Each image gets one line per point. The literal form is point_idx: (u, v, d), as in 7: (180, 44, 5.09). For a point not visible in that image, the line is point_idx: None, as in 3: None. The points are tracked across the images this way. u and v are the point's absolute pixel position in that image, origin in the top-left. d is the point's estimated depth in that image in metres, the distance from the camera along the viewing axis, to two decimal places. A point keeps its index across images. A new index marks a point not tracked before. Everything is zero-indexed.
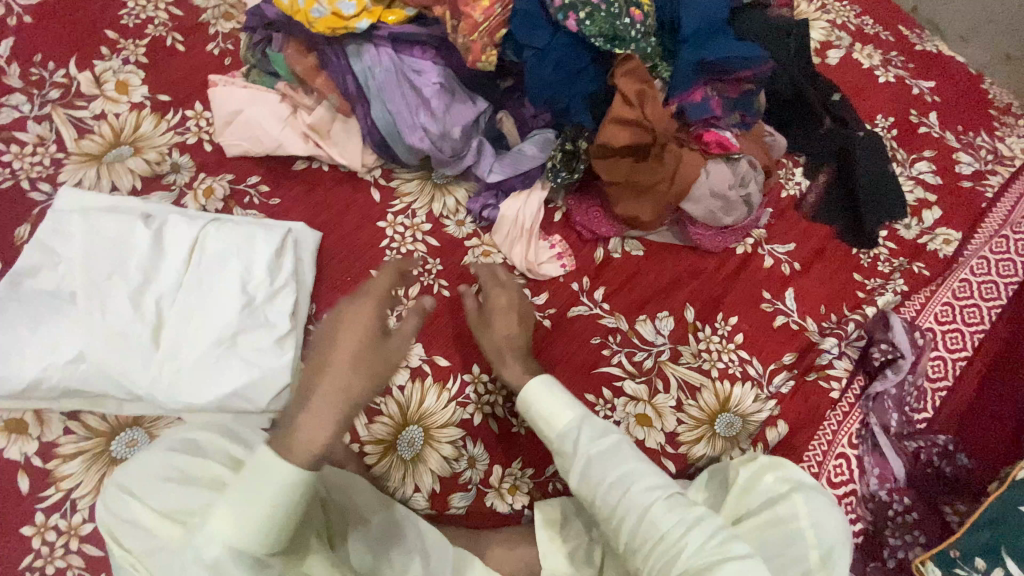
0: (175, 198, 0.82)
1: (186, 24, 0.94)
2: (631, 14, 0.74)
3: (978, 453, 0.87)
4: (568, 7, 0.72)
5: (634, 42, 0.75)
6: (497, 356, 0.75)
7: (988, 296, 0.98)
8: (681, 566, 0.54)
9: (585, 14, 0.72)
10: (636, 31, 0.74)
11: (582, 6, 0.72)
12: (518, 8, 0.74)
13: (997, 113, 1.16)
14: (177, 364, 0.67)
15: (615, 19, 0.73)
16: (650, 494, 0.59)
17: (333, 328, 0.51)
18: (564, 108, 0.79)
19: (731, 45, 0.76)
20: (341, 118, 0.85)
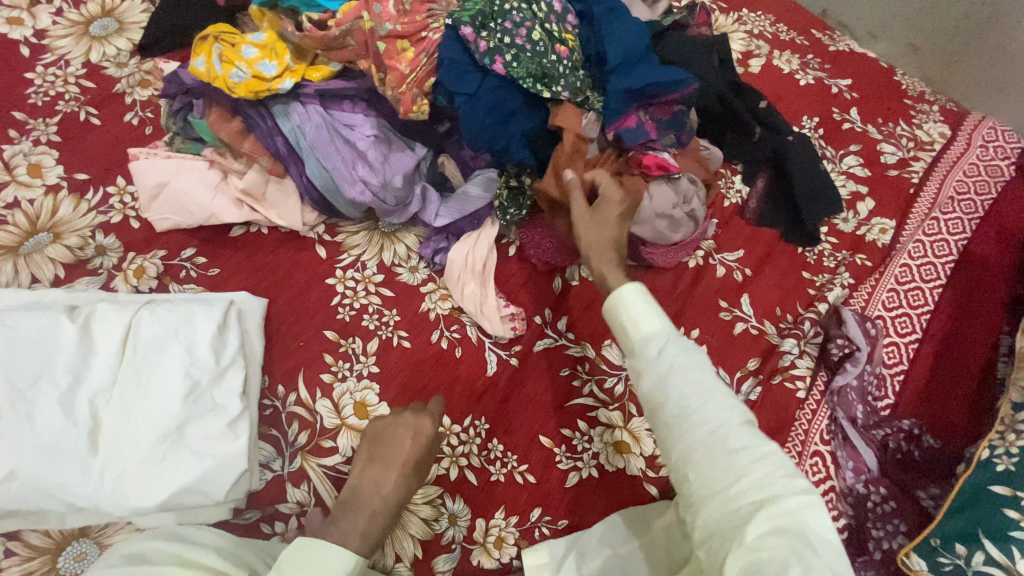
0: (106, 283, 0.77)
1: (100, 96, 0.90)
2: (557, 52, 0.75)
3: (942, 432, 0.90)
4: (492, 52, 0.73)
5: (562, 78, 0.75)
6: (601, 251, 0.72)
7: (928, 277, 1.02)
8: (738, 492, 0.48)
9: (510, 57, 0.73)
10: (563, 68, 0.75)
11: (507, 49, 0.73)
12: (444, 57, 0.74)
13: (911, 102, 1.23)
14: (121, 466, 0.62)
15: (540, 59, 0.74)
16: (728, 412, 0.52)
17: (378, 454, 0.65)
18: (503, 148, 0.78)
19: (658, 70, 0.77)
20: (275, 179, 0.82)
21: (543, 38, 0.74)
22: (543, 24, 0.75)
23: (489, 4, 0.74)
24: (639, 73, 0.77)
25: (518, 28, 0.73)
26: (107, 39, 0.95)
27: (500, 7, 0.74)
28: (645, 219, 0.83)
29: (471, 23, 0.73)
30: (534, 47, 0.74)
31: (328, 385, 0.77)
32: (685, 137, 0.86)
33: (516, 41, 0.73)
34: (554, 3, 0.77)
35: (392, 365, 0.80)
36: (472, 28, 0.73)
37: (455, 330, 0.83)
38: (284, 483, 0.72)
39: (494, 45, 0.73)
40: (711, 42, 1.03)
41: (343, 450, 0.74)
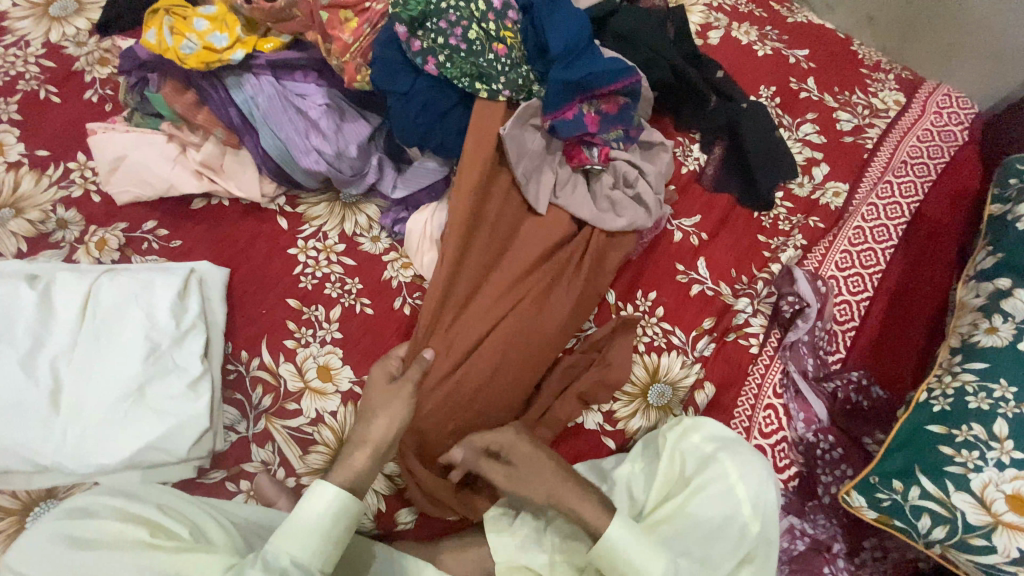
0: (68, 255, 0.78)
1: (59, 75, 0.91)
2: (494, 50, 0.76)
3: (889, 383, 0.94)
4: (426, 53, 0.76)
5: (502, 76, 0.77)
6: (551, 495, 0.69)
7: (880, 238, 1.06)
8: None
9: (444, 57, 0.76)
10: (500, 66, 0.77)
11: (440, 50, 0.76)
12: (376, 59, 0.77)
13: (867, 71, 1.26)
14: (83, 426, 0.64)
15: (476, 59, 0.76)
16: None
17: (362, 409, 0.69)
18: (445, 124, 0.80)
19: (602, 70, 0.78)
20: (231, 151, 0.83)
21: (480, 37, 0.76)
22: (480, 22, 0.77)
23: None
24: (580, 70, 0.77)
25: (453, 27, 0.75)
26: (66, 19, 0.96)
27: (437, 5, 0.75)
28: (581, 203, 0.84)
29: (409, 23, 0.75)
30: (470, 46, 0.76)
31: (291, 350, 0.79)
32: (632, 133, 0.88)
33: (450, 42, 0.75)
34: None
35: (353, 330, 0.82)
36: (407, 26, 0.75)
37: (417, 297, 0.85)
38: (248, 444, 0.74)
39: (429, 46, 0.76)
40: (665, 13, 1.05)
41: (306, 412, 0.76)
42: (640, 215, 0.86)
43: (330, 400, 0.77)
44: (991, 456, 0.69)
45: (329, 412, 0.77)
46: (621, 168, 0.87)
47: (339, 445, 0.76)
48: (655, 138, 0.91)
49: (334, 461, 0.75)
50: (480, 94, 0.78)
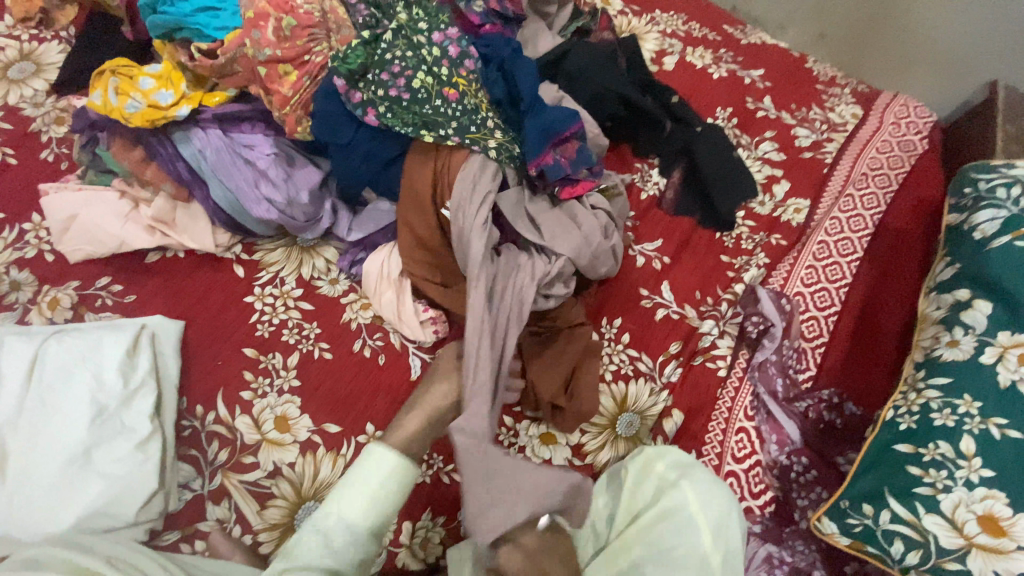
0: (21, 317, 0.78)
1: (17, 136, 0.92)
2: (442, 96, 0.78)
3: (862, 398, 0.92)
4: (365, 104, 0.77)
5: (451, 121, 0.78)
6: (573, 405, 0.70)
7: (845, 252, 1.06)
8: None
9: (385, 107, 0.77)
10: (449, 113, 0.78)
11: (380, 101, 0.77)
12: (315, 113, 0.78)
13: (823, 86, 1.28)
14: (26, 496, 0.62)
15: (420, 107, 0.78)
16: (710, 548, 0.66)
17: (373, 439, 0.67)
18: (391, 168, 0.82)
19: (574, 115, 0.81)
20: (183, 204, 0.83)
21: (426, 85, 0.78)
22: (431, 69, 0.78)
23: (372, 50, 0.77)
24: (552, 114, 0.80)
25: (396, 77, 0.77)
26: (24, 81, 0.97)
27: (381, 56, 0.77)
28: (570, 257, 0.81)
29: (348, 75, 0.76)
30: (415, 95, 0.78)
31: (248, 402, 0.78)
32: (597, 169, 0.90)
33: (391, 92, 0.77)
34: (450, 48, 0.80)
35: (311, 376, 0.81)
36: (345, 79, 0.76)
37: (377, 338, 0.85)
38: (204, 501, 0.72)
39: (368, 97, 0.77)
40: (615, 44, 1.07)
41: (264, 465, 0.75)
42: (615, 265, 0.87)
43: (288, 451, 0.76)
44: (959, 475, 0.68)
45: (286, 463, 0.75)
46: (594, 198, 0.87)
47: (298, 497, 0.74)
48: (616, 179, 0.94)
49: (293, 514, 0.73)
50: (426, 139, 0.78)
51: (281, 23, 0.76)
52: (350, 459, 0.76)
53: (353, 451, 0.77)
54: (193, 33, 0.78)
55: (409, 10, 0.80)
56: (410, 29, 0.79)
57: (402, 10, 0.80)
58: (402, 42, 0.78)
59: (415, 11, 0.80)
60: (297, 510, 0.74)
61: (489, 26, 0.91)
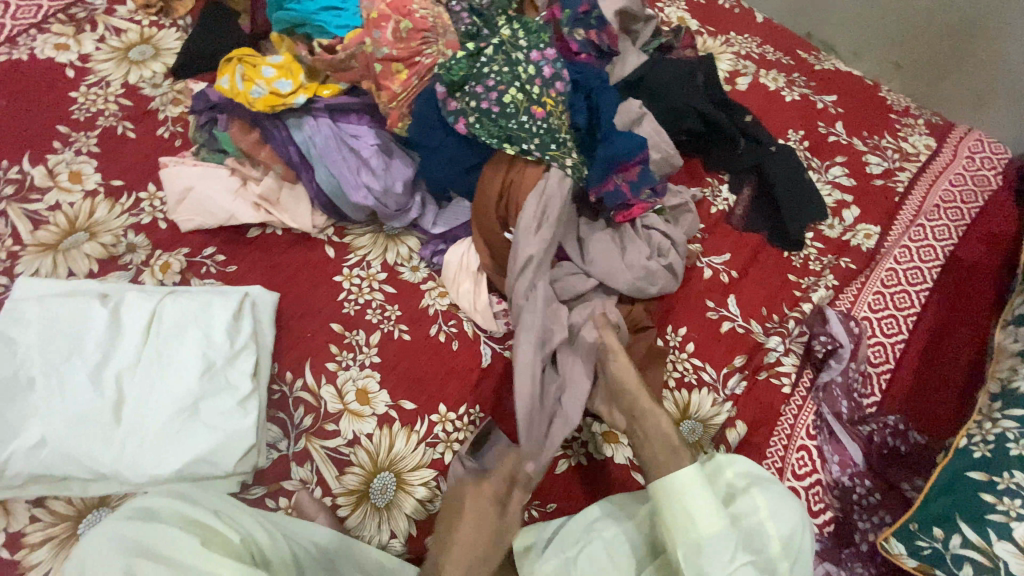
0: (133, 277, 0.84)
1: (136, 113, 0.99)
2: (529, 114, 0.81)
3: (926, 428, 0.92)
4: (458, 113, 0.82)
5: (530, 137, 0.82)
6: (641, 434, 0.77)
7: (914, 281, 1.05)
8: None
9: (474, 119, 0.82)
10: (533, 130, 0.82)
11: (470, 112, 0.82)
12: (417, 116, 0.83)
13: (897, 116, 1.28)
14: (139, 438, 0.68)
15: (506, 122, 0.81)
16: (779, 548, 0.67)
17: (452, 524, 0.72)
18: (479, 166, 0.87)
19: (639, 145, 0.86)
20: (288, 185, 0.89)
21: (516, 101, 0.81)
22: (524, 86, 0.82)
23: (473, 63, 0.82)
24: (619, 145, 0.85)
25: (489, 91, 0.81)
26: (144, 63, 1.06)
27: (479, 70, 0.81)
28: (615, 280, 0.87)
29: (449, 85, 0.81)
30: (503, 109, 0.81)
31: (333, 373, 0.82)
32: (659, 188, 0.93)
33: (482, 105, 0.81)
34: (544, 68, 0.83)
35: (391, 355, 0.85)
36: (446, 87, 0.81)
37: (452, 325, 0.88)
38: (289, 462, 0.77)
39: (461, 106, 0.82)
40: (696, 63, 1.09)
41: (344, 433, 0.79)
42: (670, 282, 0.90)
43: (367, 423, 0.80)
44: None
45: (365, 434, 0.79)
46: (650, 219, 0.91)
47: (373, 467, 0.78)
48: (682, 199, 0.97)
49: (368, 482, 0.77)
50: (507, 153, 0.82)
51: (400, 26, 0.82)
52: (423, 436, 0.80)
53: (426, 428, 0.81)
54: (316, 29, 0.86)
55: (515, 29, 0.85)
56: (510, 46, 0.83)
57: (507, 30, 0.85)
58: (501, 58, 0.82)
59: (518, 31, 0.85)
60: (373, 480, 0.77)
61: (585, 55, 0.96)
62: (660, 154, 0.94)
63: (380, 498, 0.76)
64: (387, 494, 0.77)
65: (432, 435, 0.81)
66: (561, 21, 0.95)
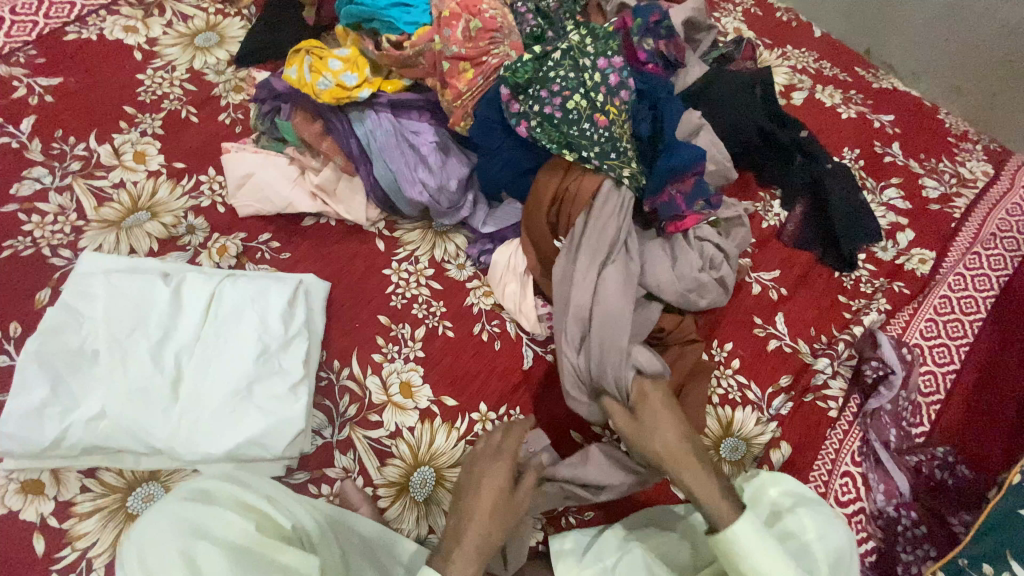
0: (191, 258, 0.86)
1: (199, 98, 1.02)
2: (592, 120, 0.81)
3: (979, 462, 0.89)
4: (520, 115, 0.82)
5: (590, 144, 0.81)
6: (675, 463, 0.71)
7: (969, 310, 1.02)
8: None
9: (536, 123, 0.82)
10: (593, 138, 0.81)
11: (533, 116, 0.82)
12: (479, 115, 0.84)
13: (956, 140, 1.24)
14: (194, 416, 0.69)
15: (568, 127, 0.81)
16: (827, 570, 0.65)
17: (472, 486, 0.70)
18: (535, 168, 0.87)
19: (698, 157, 0.82)
20: (347, 177, 0.90)
21: (579, 108, 0.81)
22: (588, 92, 0.82)
23: (539, 65, 0.82)
24: (684, 157, 0.82)
25: (554, 96, 0.81)
26: (209, 49, 1.08)
27: (545, 74, 0.82)
28: (661, 292, 0.85)
29: (512, 86, 0.82)
30: (566, 115, 0.81)
31: (379, 364, 0.83)
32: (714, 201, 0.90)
33: (546, 109, 0.81)
34: (611, 76, 0.82)
35: (436, 351, 0.85)
36: (510, 89, 0.82)
37: (496, 325, 0.88)
38: (332, 450, 0.78)
39: (525, 109, 0.82)
40: (755, 75, 1.07)
41: (387, 425, 0.79)
42: (720, 296, 0.88)
43: (410, 416, 0.80)
44: None
45: (408, 428, 0.80)
46: (702, 231, 0.89)
47: (414, 460, 0.78)
48: (735, 212, 0.95)
49: (408, 476, 0.78)
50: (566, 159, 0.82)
51: (469, 25, 0.83)
52: (464, 433, 0.80)
53: (467, 426, 0.81)
54: (383, 24, 0.86)
55: (584, 35, 0.85)
56: (578, 52, 0.83)
57: (575, 34, 0.84)
58: (569, 63, 0.82)
59: (586, 37, 0.85)
60: (413, 474, 0.78)
61: (653, 65, 0.94)
62: (717, 166, 0.93)
63: (420, 492, 0.77)
64: (426, 488, 0.77)
65: (473, 434, 0.81)
66: (631, 29, 0.93)
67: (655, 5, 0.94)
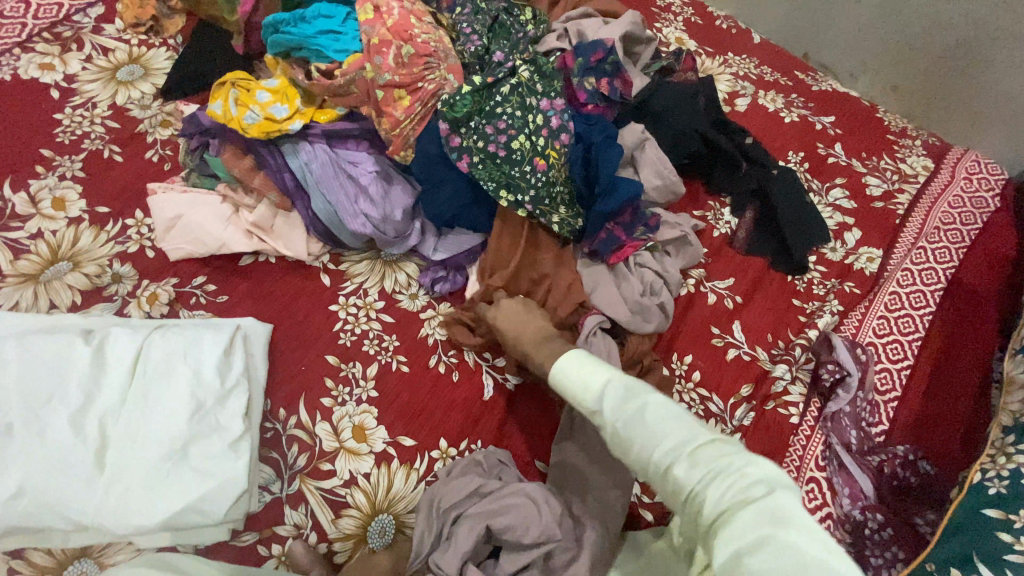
0: (119, 309, 0.81)
1: (123, 135, 0.96)
2: (533, 163, 0.81)
3: (938, 458, 0.90)
4: (461, 150, 0.81)
5: (531, 186, 0.80)
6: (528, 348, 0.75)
7: (918, 304, 1.04)
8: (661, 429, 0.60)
9: (477, 159, 0.81)
10: (533, 180, 0.81)
11: (474, 152, 0.81)
12: (422, 150, 0.82)
13: (895, 137, 1.28)
14: (123, 486, 0.64)
15: (509, 168, 0.81)
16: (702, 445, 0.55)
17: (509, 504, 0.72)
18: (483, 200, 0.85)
19: (635, 194, 0.83)
20: (283, 213, 0.87)
21: (522, 149, 0.81)
22: (531, 134, 0.82)
23: (483, 101, 0.81)
24: (619, 199, 0.83)
25: (498, 135, 0.81)
26: (132, 83, 1.02)
27: (490, 110, 0.81)
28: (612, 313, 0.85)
29: (451, 122, 0.80)
30: (509, 155, 0.81)
31: (328, 408, 0.79)
32: (652, 222, 0.91)
33: (489, 147, 0.81)
34: (553, 119, 0.83)
35: (389, 388, 0.82)
36: (450, 124, 0.81)
37: (452, 355, 0.85)
38: (282, 505, 0.73)
39: (466, 145, 0.81)
40: (696, 85, 1.07)
41: (340, 473, 0.75)
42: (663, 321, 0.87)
43: (364, 461, 0.76)
44: None
45: (363, 474, 0.76)
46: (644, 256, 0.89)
47: (371, 508, 0.74)
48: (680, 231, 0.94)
49: (366, 525, 0.74)
50: (504, 201, 0.81)
51: (402, 51, 0.80)
52: (423, 474, 0.77)
53: (426, 466, 0.78)
54: (313, 54, 0.83)
55: (530, 71, 0.85)
56: (525, 91, 0.83)
57: (525, 71, 0.85)
58: (515, 100, 0.82)
59: (534, 75, 0.85)
60: (371, 522, 0.74)
61: (593, 107, 0.93)
62: (662, 181, 0.93)
63: (378, 541, 0.73)
64: (386, 536, 0.74)
65: (432, 473, 0.77)
66: (572, 70, 0.93)
67: (599, 43, 0.93)
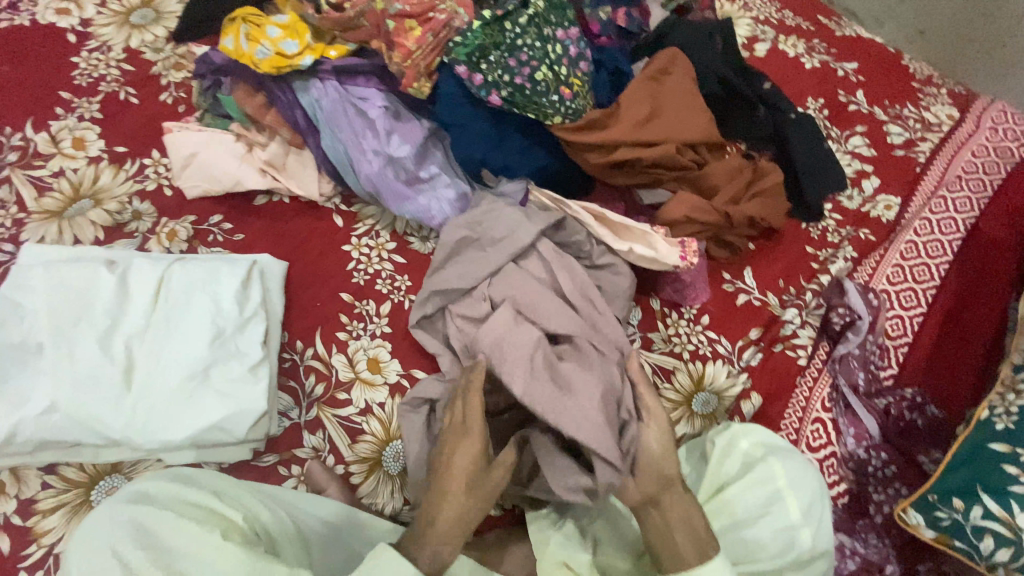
0: (140, 245, 0.83)
1: (138, 78, 0.97)
2: (560, 92, 0.80)
3: (944, 402, 0.91)
4: (489, 87, 0.80)
5: (562, 115, 0.81)
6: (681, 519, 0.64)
7: (935, 253, 1.03)
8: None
9: (507, 93, 0.80)
10: (563, 108, 0.81)
11: (503, 86, 0.80)
12: (441, 95, 0.84)
13: (920, 85, 1.23)
14: (150, 403, 0.67)
15: (538, 99, 0.80)
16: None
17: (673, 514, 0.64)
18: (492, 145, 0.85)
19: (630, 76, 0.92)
20: (295, 151, 0.89)
21: (547, 79, 0.80)
22: (553, 65, 0.81)
23: (499, 34, 0.80)
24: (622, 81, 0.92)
25: (522, 67, 0.79)
26: (145, 26, 1.02)
27: (510, 42, 0.79)
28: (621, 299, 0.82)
29: (468, 61, 0.79)
30: (535, 86, 0.80)
31: (343, 342, 0.81)
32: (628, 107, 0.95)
33: (515, 80, 0.79)
34: (571, 47, 0.83)
35: (401, 324, 0.83)
36: (468, 65, 0.79)
37: None
38: (300, 430, 0.76)
39: (492, 80, 0.80)
40: (714, 24, 1.02)
41: (356, 402, 0.78)
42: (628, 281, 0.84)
43: (379, 392, 0.78)
44: None
45: (378, 403, 0.78)
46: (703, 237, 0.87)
47: (385, 435, 0.77)
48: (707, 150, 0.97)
49: (380, 450, 0.76)
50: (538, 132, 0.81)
51: None
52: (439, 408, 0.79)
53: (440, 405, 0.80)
54: None
55: (543, 1, 0.83)
56: (541, 21, 0.81)
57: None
58: (533, 32, 0.80)
59: (547, 4, 0.83)
60: (385, 448, 0.77)
61: (607, 38, 0.93)
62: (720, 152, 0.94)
63: (394, 465, 0.76)
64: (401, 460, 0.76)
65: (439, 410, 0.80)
66: (583, 2, 0.92)
67: None
